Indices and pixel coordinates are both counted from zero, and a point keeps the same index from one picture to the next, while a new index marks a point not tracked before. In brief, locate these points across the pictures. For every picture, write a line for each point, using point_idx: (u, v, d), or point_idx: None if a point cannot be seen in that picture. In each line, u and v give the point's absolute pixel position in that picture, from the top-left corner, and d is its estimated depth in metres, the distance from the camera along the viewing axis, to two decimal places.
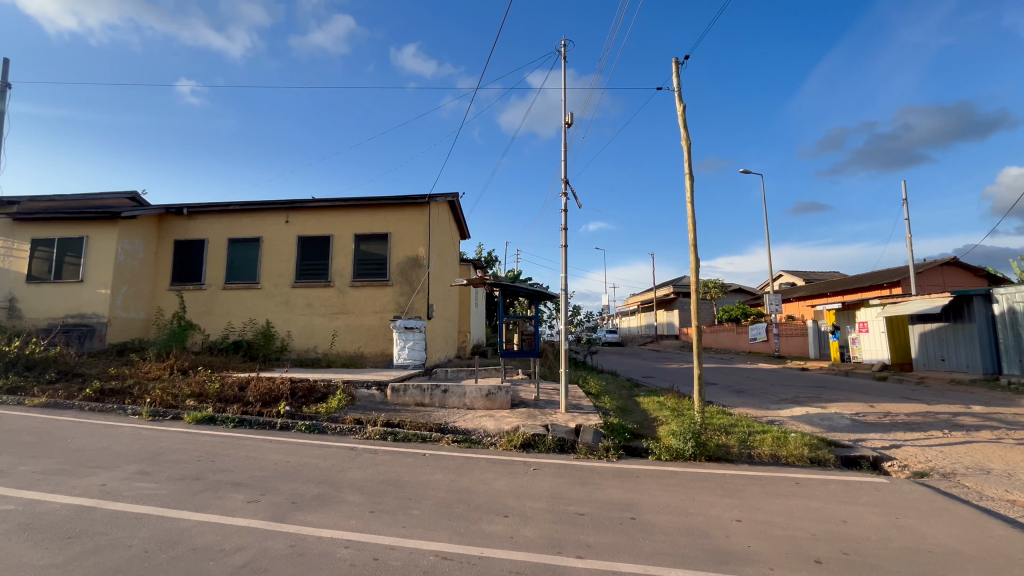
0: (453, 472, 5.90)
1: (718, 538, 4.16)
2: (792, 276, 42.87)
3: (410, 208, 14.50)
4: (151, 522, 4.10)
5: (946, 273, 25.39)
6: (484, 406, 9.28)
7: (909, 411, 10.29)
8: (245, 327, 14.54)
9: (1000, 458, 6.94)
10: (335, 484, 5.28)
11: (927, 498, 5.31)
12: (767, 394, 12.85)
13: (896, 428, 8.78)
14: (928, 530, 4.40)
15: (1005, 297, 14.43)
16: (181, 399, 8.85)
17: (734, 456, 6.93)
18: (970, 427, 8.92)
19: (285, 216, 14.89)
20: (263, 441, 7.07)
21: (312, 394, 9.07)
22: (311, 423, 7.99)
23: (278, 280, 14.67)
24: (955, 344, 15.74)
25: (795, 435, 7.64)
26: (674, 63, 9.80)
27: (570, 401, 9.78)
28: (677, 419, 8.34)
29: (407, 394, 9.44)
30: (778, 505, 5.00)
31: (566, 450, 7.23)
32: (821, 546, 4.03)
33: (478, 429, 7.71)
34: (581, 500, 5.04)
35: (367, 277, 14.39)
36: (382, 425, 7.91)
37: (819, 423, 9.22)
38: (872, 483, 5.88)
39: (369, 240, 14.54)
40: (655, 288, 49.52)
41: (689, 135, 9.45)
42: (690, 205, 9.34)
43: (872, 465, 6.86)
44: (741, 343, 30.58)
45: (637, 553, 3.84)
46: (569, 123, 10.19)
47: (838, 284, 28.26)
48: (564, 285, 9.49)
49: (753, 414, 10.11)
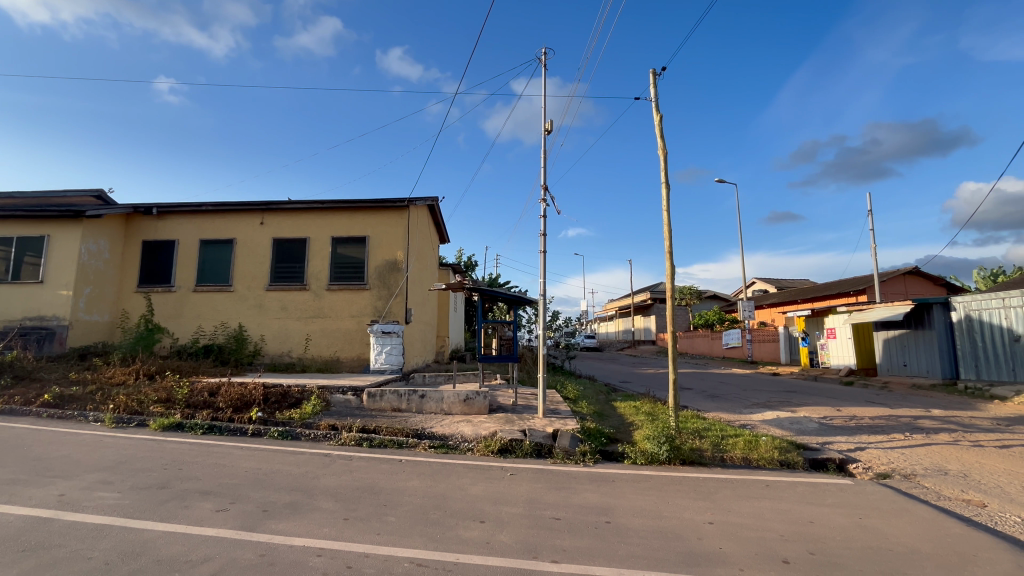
0: (429, 478, 5.85)
1: (690, 540, 4.23)
2: (765, 284, 44.23)
3: (390, 212, 14.37)
4: (114, 533, 3.95)
5: (908, 282, 26.50)
6: (462, 411, 9.23)
7: (873, 415, 10.67)
8: (216, 331, 14.17)
9: (958, 460, 7.25)
10: (308, 491, 5.18)
11: (889, 498, 5.52)
12: (740, 399, 13.13)
13: (861, 432, 9.06)
14: (890, 529, 4.57)
15: (962, 305, 15.09)
16: (147, 405, 8.58)
17: (708, 459, 7.06)
18: (930, 429, 9.31)
19: (260, 218, 14.61)
20: (232, 448, 6.88)
21: (286, 400, 8.88)
22: (284, 430, 7.81)
23: (251, 283, 14.36)
24: (916, 350, 16.40)
25: (765, 438, 7.84)
26: (651, 74, 10.00)
27: (548, 406, 9.85)
28: (652, 423, 8.44)
29: (383, 400, 9.33)
30: (748, 508, 5.11)
31: (543, 455, 7.23)
32: (790, 547, 4.14)
33: (455, 435, 7.68)
34: (557, 504, 5.07)
35: (344, 280, 14.19)
36: (358, 431, 7.79)
37: (789, 427, 9.47)
38: (837, 484, 6.09)
39: (346, 242, 14.36)
40: (633, 295, 50.18)
41: (665, 143, 9.68)
42: (667, 212, 9.54)
43: (838, 467, 7.09)
44: (715, 349, 31.18)
45: (612, 557, 3.88)
46: (548, 130, 10.31)
47: (808, 291, 29.19)
48: (543, 290, 9.56)
49: (726, 418, 10.31)
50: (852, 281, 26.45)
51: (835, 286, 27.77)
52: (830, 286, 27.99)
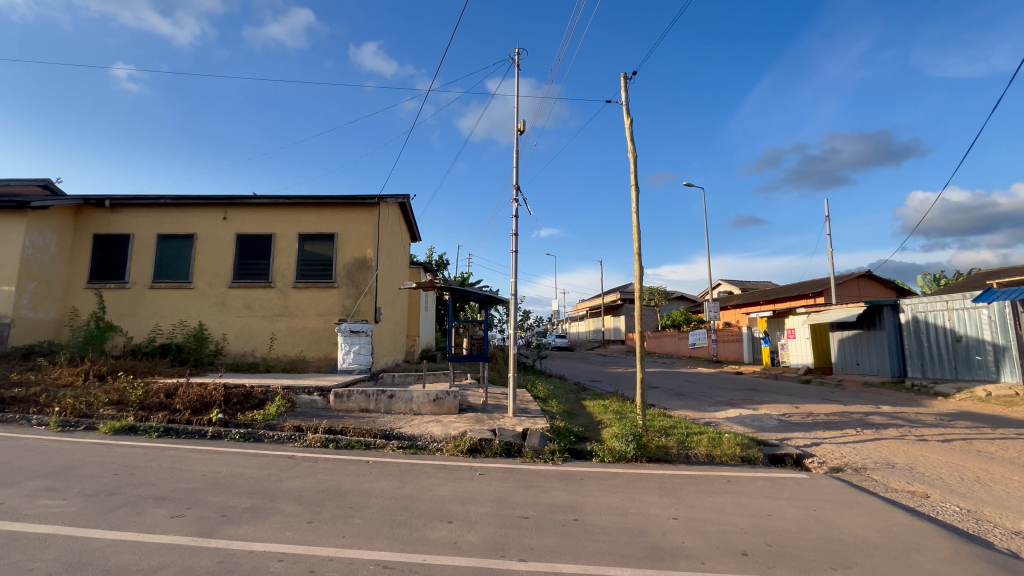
0: (397, 479, 5.78)
1: (655, 536, 4.32)
2: (730, 286, 45.69)
3: (359, 209, 14.08)
4: (57, 543, 3.73)
5: (861, 286, 27.87)
6: (432, 411, 9.14)
7: (828, 411, 11.18)
8: (174, 330, 13.59)
9: (904, 453, 7.66)
10: (270, 494, 5.04)
11: (841, 491, 5.79)
12: (705, 397, 13.49)
13: (818, 428, 9.47)
14: (841, 520, 4.80)
15: (910, 307, 15.93)
16: (97, 407, 8.15)
17: (673, 456, 7.24)
18: (879, 425, 9.81)
19: (223, 213, 14.10)
20: (189, 451, 6.62)
21: (248, 401, 8.61)
22: (245, 431, 7.56)
23: (213, 280, 13.84)
24: (868, 350, 17.23)
25: (728, 435, 8.09)
26: (623, 78, 10.17)
27: (518, 405, 9.86)
28: (620, 422, 8.57)
29: (351, 400, 9.16)
30: (710, 503, 5.27)
31: (512, 454, 7.26)
32: (749, 540, 4.28)
33: (424, 435, 7.60)
34: (525, 503, 5.09)
35: (311, 278, 13.84)
36: (324, 432, 7.62)
37: (750, 424, 9.81)
38: (794, 478, 6.34)
39: (314, 239, 14.01)
40: (603, 296, 50.93)
41: (635, 146, 9.86)
42: (636, 214, 9.72)
43: (795, 462, 7.39)
44: (682, 348, 31.94)
45: (579, 554, 3.93)
46: (521, 130, 10.34)
47: (770, 293, 30.33)
48: (515, 290, 9.58)
49: (691, 416, 10.57)
50: (811, 282, 27.55)
51: (794, 288, 28.91)
52: (790, 288, 29.16)
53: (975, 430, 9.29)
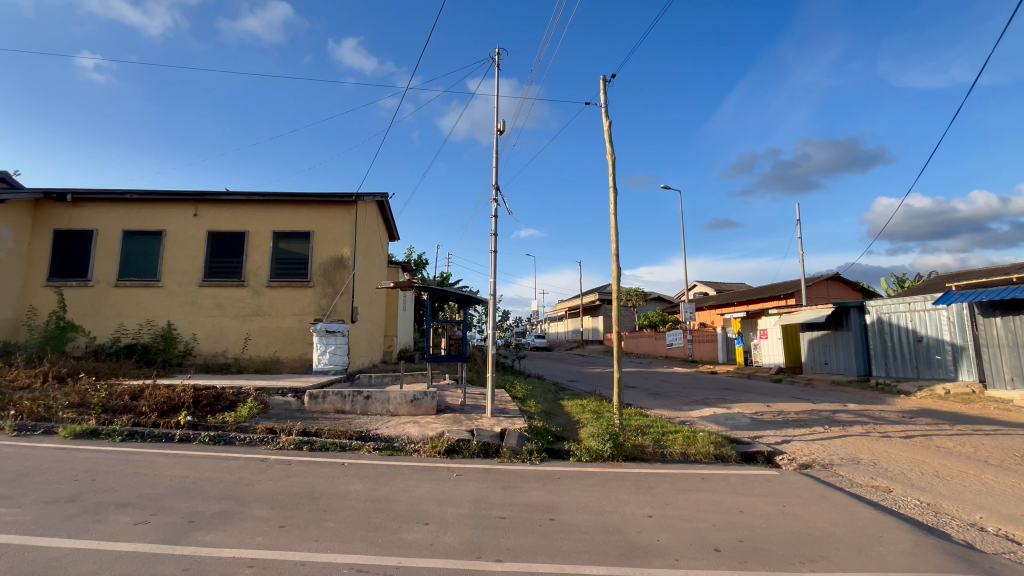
0: (373, 481, 5.70)
1: (630, 534, 4.37)
2: (704, 287, 46.64)
3: (336, 207, 13.84)
4: (11, 553, 3.55)
5: (830, 288, 28.80)
6: (409, 412, 9.05)
7: (798, 410, 11.50)
8: (140, 330, 13.13)
9: (869, 449, 7.94)
10: (241, 498, 4.90)
11: (809, 486, 5.96)
12: (680, 396, 13.72)
13: (787, 426, 9.74)
14: (809, 515, 4.94)
15: (875, 308, 16.52)
16: (56, 410, 7.80)
17: (649, 455, 7.34)
18: (846, 422, 10.15)
19: (193, 209, 13.68)
20: (156, 455, 6.39)
21: (219, 403, 8.38)
22: (215, 434, 7.35)
23: (183, 278, 13.42)
24: (836, 350, 17.80)
25: (702, 433, 8.24)
26: (602, 80, 10.27)
27: (496, 406, 9.85)
28: (597, 422, 8.65)
29: (326, 401, 8.99)
30: (684, 500, 5.36)
31: (490, 454, 7.24)
32: (721, 536, 4.37)
33: (401, 436, 7.53)
34: (502, 503, 5.09)
35: (286, 277, 13.55)
36: (298, 434, 7.46)
37: (724, 422, 10.02)
38: (765, 475, 6.50)
39: (289, 237, 13.73)
40: (582, 296, 51.31)
41: (614, 148, 9.97)
42: (615, 216, 9.82)
43: (766, 459, 7.58)
44: (658, 348, 32.42)
45: (555, 553, 3.94)
46: (500, 130, 10.34)
47: (743, 294, 31.05)
48: (494, 290, 9.57)
49: (667, 415, 10.73)
50: (783, 284, 28.31)
51: (767, 290, 29.67)
52: (763, 290, 29.93)
53: (934, 426, 9.71)
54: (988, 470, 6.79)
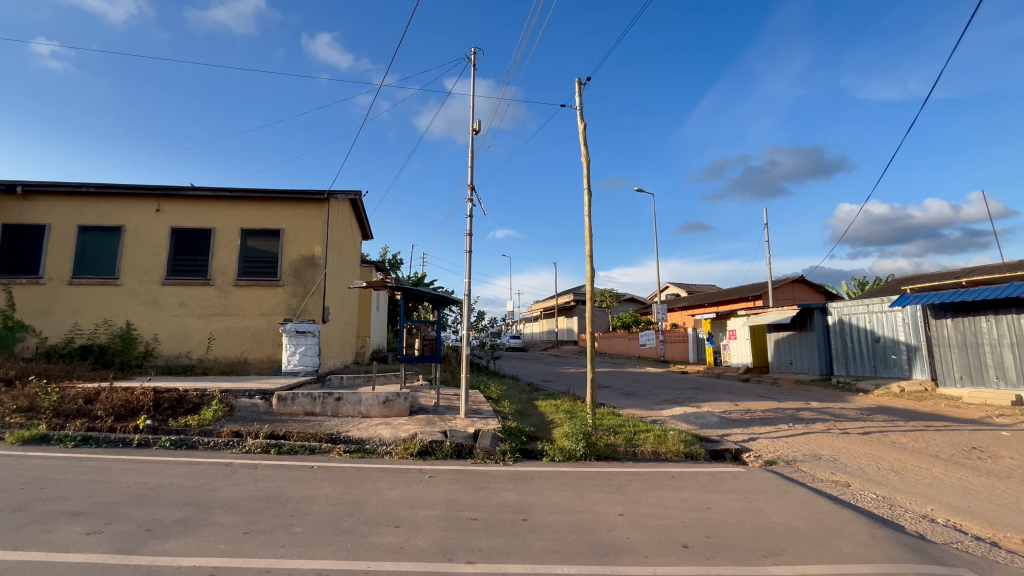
0: (342, 484, 5.58)
1: (601, 532, 4.42)
2: (676, 289, 47.65)
3: (307, 204, 13.54)
4: None
5: (795, 290, 29.82)
6: (381, 414, 8.91)
7: (764, 408, 11.86)
8: (97, 330, 12.54)
9: (830, 446, 8.24)
10: (203, 505, 4.73)
11: (774, 482, 6.15)
12: (652, 396, 13.96)
13: (754, 424, 10.02)
14: (773, 510, 5.09)
15: (837, 310, 17.17)
16: (3, 415, 7.37)
17: (621, 454, 7.44)
18: (809, 420, 10.52)
19: (156, 205, 13.15)
20: (112, 461, 6.11)
21: (181, 406, 8.08)
22: (177, 438, 7.08)
23: (144, 276, 12.89)
24: (800, 350, 18.42)
25: (673, 432, 8.40)
26: (577, 83, 10.37)
27: (470, 406, 9.80)
28: (570, 422, 8.71)
29: (295, 403, 8.78)
30: (655, 498, 5.45)
31: (463, 455, 7.19)
32: (689, 532, 4.46)
33: (372, 438, 7.42)
34: (474, 505, 5.06)
35: (254, 276, 13.17)
36: (265, 437, 7.26)
37: (694, 421, 10.25)
38: (732, 472, 6.67)
39: (258, 235, 13.35)
40: (557, 297, 51.65)
41: (589, 151, 10.08)
42: (589, 217, 9.92)
43: (733, 457, 7.78)
44: (631, 349, 32.92)
45: (527, 553, 3.95)
46: (476, 129, 10.32)
47: (713, 296, 31.84)
48: (468, 290, 9.53)
49: (639, 415, 10.90)
50: (751, 285, 29.15)
51: (736, 292, 30.51)
52: (732, 292, 30.76)
53: (889, 423, 10.16)
54: (939, 464, 7.14)
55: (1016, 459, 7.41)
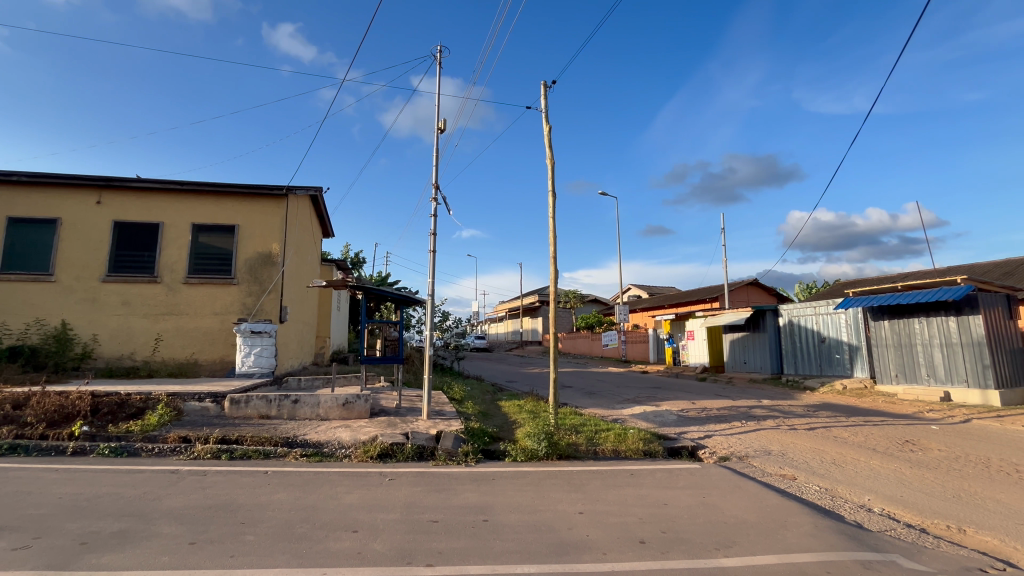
0: (298, 489, 5.41)
1: (562, 531, 4.47)
2: (638, 291, 48.81)
3: (265, 200, 13.04)
4: None
5: (749, 292, 31.13)
6: (340, 416, 8.68)
7: (719, 406, 12.32)
8: (28, 330, 11.66)
9: (779, 441, 8.64)
10: (145, 515, 4.47)
11: (727, 478, 6.39)
12: (614, 395, 14.24)
13: (709, 421, 10.39)
14: (726, 505, 5.29)
15: (787, 312, 18.02)
16: None
17: (582, 453, 7.55)
18: (760, 417, 11.00)
19: (97, 196, 12.36)
20: (42, 470, 5.68)
21: (122, 411, 7.62)
22: (116, 445, 6.67)
23: (82, 272, 12.08)
24: (753, 350, 19.23)
25: (632, 431, 8.58)
26: (543, 86, 10.45)
27: (432, 408, 9.69)
28: (533, 422, 8.77)
29: (249, 406, 8.44)
30: (614, 496, 5.55)
31: (425, 457, 7.12)
32: (646, 528, 4.57)
33: (331, 441, 7.22)
34: (435, 507, 5.02)
35: (206, 273, 12.57)
36: (215, 442, 6.94)
37: (653, 419, 10.53)
38: (687, 469, 6.89)
39: (211, 231, 12.77)
40: (522, 298, 51.88)
41: (553, 153, 10.19)
42: (553, 219, 10.02)
43: (690, 454, 8.03)
44: (594, 349, 33.47)
45: (487, 555, 3.94)
46: (441, 128, 10.22)
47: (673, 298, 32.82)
48: (432, 290, 9.44)
49: (600, 414, 11.10)
50: (708, 288, 30.22)
51: (694, 294, 31.56)
52: (691, 294, 31.79)
53: (833, 419, 10.75)
54: (876, 457, 7.62)
55: (943, 451, 8.00)
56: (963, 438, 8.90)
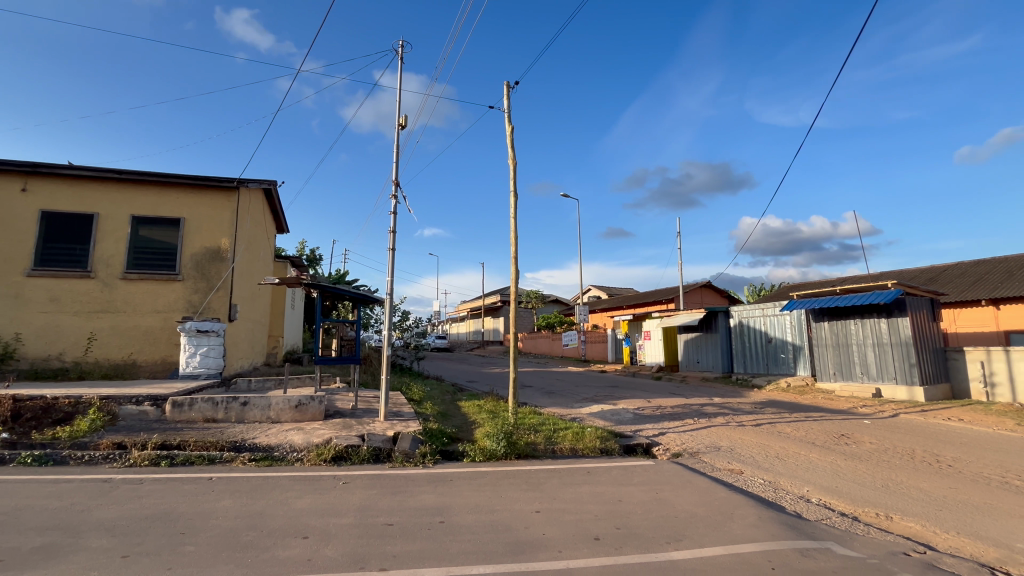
0: (245, 496, 5.17)
1: (519, 530, 4.48)
2: (598, 292, 49.78)
3: (213, 192, 12.40)
4: None
5: (703, 294, 32.35)
6: (293, 419, 8.37)
7: (673, 404, 12.74)
8: None
9: (728, 437, 9.03)
10: (71, 528, 4.15)
11: (678, 473, 6.61)
12: (573, 394, 14.45)
13: (663, 419, 10.73)
14: (677, 499, 5.47)
15: (737, 313, 18.84)
16: None
17: (540, 452, 7.60)
18: (711, 414, 11.45)
19: (22, 183, 11.42)
20: None
21: (47, 417, 7.10)
22: (41, 453, 6.17)
23: (4, 265, 11.12)
24: (706, 349, 19.98)
25: (590, 429, 8.73)
26: (505, 86, 10.46)
27: (390, 409, 9.52)
28: (493, 422, 8.76)
29: (193, 409, 7.99)
30: (571, 493, 5.64)
31: (381, 459, 6.97)
32: (601, 525, 4.66)
33: (282, 445, 6.95)
34: (390, 509, 4.92)
35: (147, 269, 11.84)
36: (154, 448, 6.53)
37: (610, 418, 10.75)
38: (642, 465, 7.08)
39: (153, 224, 12.04)
40: (485, 297, 51.81)
41: (515, 154, 10.22)
42: (514, 220, 10.04)
43: (644, 451, 8.25)
44: (555, 349, 33.85)
45: (442, 557, 3.90)
46: (402, 124, 10.05)
47: (631, 299, 33.66)
48: (390, 289, 9.25)
49: (559, 413, 11.24)
50: (664, 290, 31.19)
51: (651, 295, 32.49)
52: (648, 295, 32.70)
53: (777, 415, 11.33)
54: (815, 450, 8.09)
55: (874, 443, 8.58)
56: (893, 432, 9.59)
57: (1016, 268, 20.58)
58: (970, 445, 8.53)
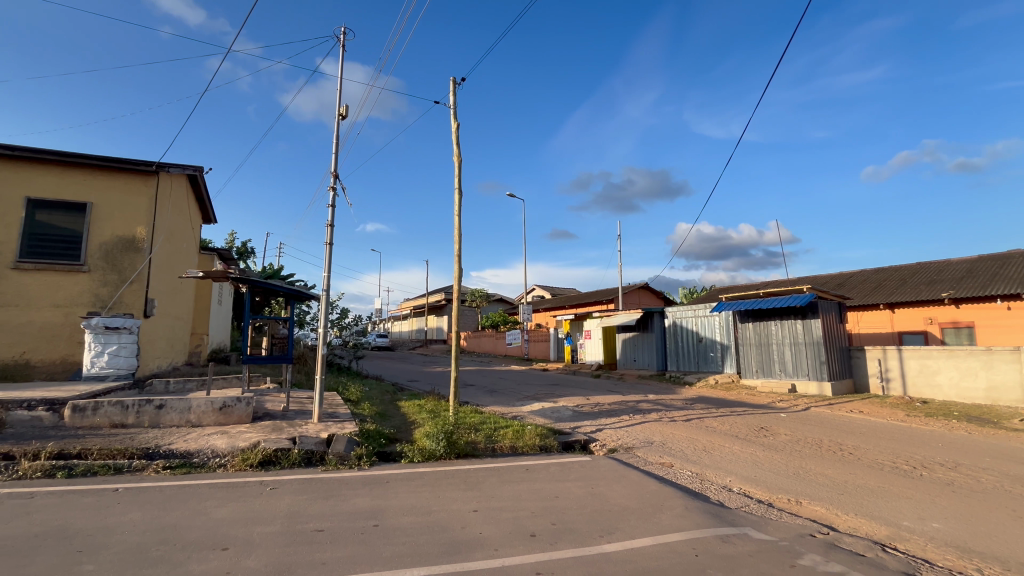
0: (157, 507, 4.75)
1: (455, 530, 4.44)
2: (542, 292, 50.53)
3: (127, 176, 11.33)
4: None
5: (640, 296, 33.71)
6: (216, 422, 7.82)
7: (610, 401, 13.17)
8: None
9: (659, 432, 9.45)
10: None
11: (613, 468, 6.83)
12: (514, 393, 14.56)
13: (600, 416, 11.05)
14: (612, 493, 5.65)
15: (671, 314, 19.79)
16: None
17: (480, 451, 7.59)
18: (645, 410, 11.95)
19: None
20: None
21: None
22: None
23: None
24: (642, 348, 20.83)
25: (530, 427, 8.82)
26: (451, 82, 10.35)
27: (324, 410, 9.14)
28: (432, 421, 8.65)
29: (98, 414, 7.23)
30: (509, 491, 5.67)
31: (313, 463, 6.67)
32: (537, 521, 4.72)
33: (202, 450, 6.47)
34: (321, 515, 4.72)
35: (46, 258, 10.62)
36: (48, 458, 5.86)
37: (550, 415, 10.93)
38: (579, 461, 7.26)
39: (54, 208, 10.83)
40: (429, 295, 51.10)
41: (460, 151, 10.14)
42: (458, 218, 9.96)
43: (582, 447, 8.45)
44: (498, 348, 33.99)
45: (375, 561, 3.79)
46: (342, 114, 9.66)
47: (573, 299, 34.45)
48: (327, 286, 8.87)
49: (500, 412, 11.28)
50: (605, 290, 32.21)
51: (592, 295, 33.41)
52: (589, 296, 33.60)
53: (705, 410, 12.02)
54: (737, 443, 8.65)
55: (788, 435, 9.31)
56: (804, 424, 10.45)
57: (908, 277, 23.09)
58: (868, 435, 9.46)
